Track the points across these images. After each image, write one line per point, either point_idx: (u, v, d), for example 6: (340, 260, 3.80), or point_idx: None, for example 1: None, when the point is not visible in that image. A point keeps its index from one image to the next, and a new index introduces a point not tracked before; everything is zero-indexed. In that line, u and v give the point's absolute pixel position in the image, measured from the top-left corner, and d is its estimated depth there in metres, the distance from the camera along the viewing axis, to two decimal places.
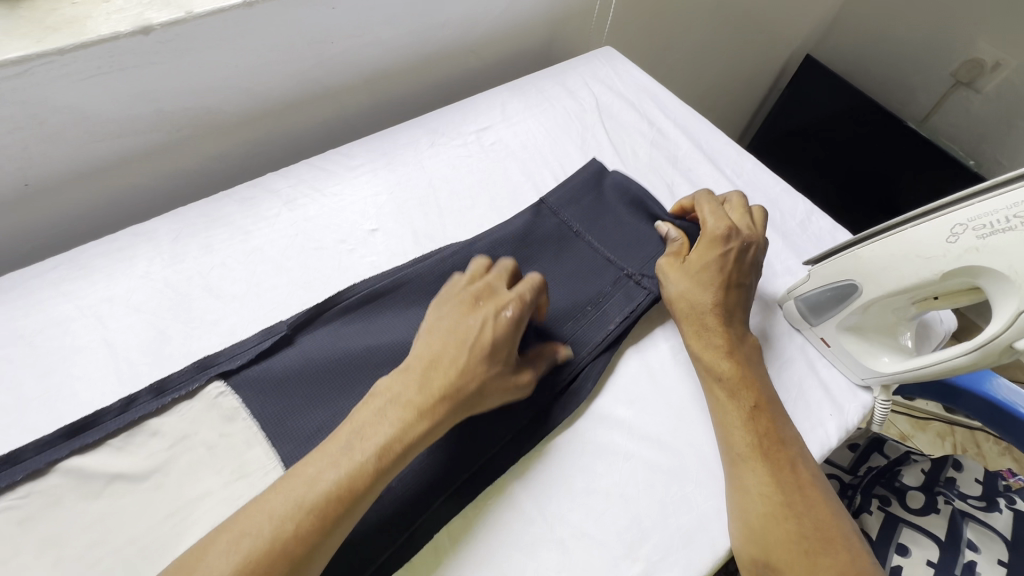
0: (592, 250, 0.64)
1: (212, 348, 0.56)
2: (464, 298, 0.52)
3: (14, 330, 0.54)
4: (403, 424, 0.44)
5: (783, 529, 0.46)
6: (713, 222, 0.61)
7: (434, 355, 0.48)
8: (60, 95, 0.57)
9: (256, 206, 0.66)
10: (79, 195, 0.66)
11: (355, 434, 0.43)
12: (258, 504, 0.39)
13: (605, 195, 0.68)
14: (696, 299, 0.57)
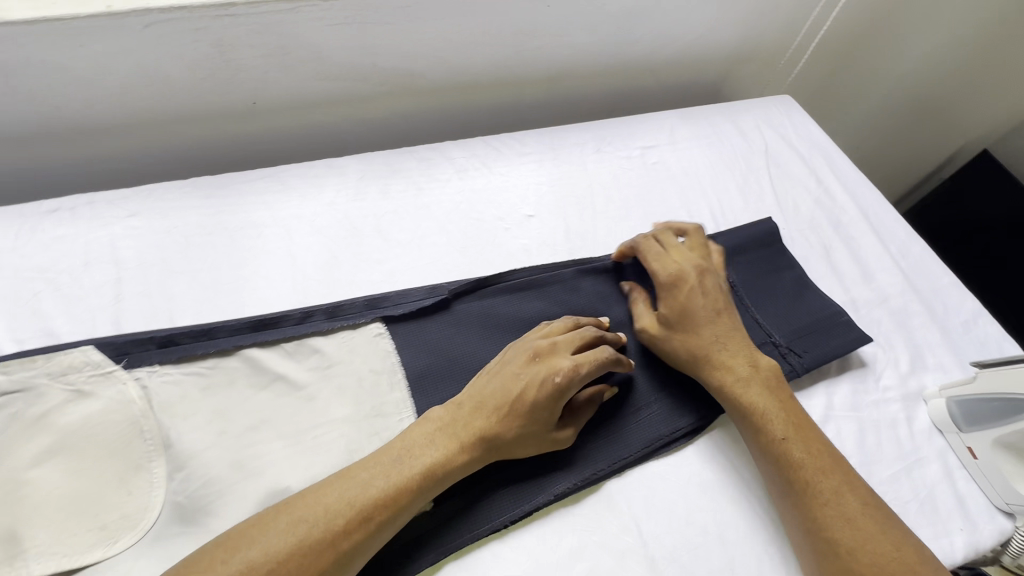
0: (742, 306, 0.64)
1: (373, 283, 0.61)
2: (522, 351, 0.52)
3: (223, 222, 0.63)
4: (446, 454, 0.47)
5: (854, 559, 0.45)
6: (686, 269, 0.60)
7: (484, 402, 0.50)
8: (309, 33, 0.65)
9: (432, 167, 0.71)
10: (288, 123, 0.74)
11: (404, 452, 0.46)
12: (322, 487, 0.43)
13: (765, 254, 0.68)
14: (706, 337, 0.56)
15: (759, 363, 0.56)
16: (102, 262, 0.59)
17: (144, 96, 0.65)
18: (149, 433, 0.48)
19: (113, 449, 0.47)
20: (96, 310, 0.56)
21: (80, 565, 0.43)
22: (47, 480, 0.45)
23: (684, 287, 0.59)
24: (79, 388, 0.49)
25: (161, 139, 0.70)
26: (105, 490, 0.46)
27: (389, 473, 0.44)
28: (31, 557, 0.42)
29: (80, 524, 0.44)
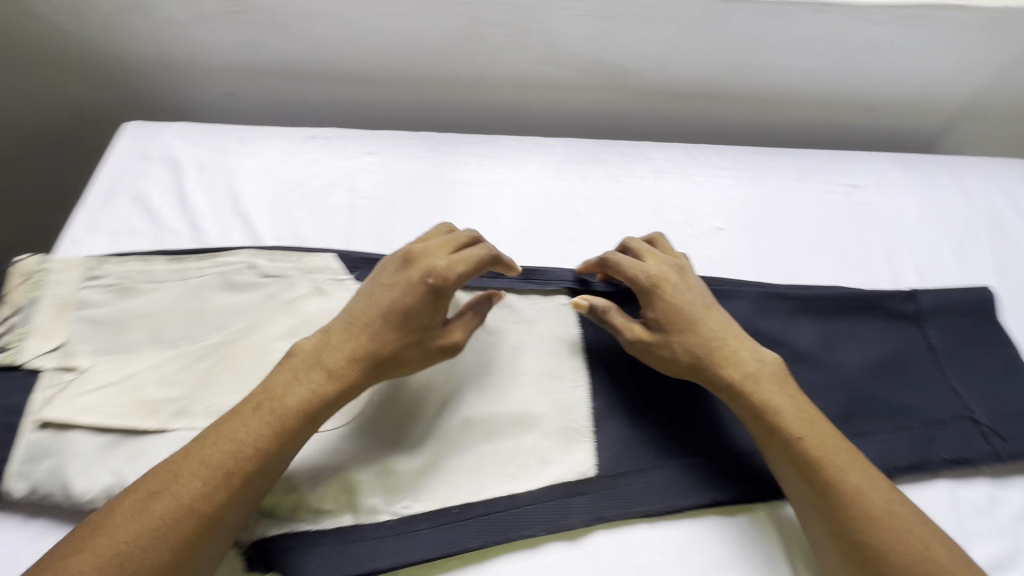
0: (940, 372, 0.60)
1: (562, 257, 0.65)
2: (394, 260, 0.52)
3: (441, 175, 0.70)
4: (313, 390, 0.46)
5: (891, 556, 0.43)
6: (665, 269, 0.55)
7: (377, 304, 0.49)
8: (553, 20, 0.70)
9: (630, 164, 0.74)
10: (503, 99, 0.81)
11: (264, 395, 0.45)
12: (209, 437, 0.43)
13: (976, 324, 0.62)
14: (710, 339, 0.52)
15: (764, 357, 0.52)
16: (343, 187, 0.68)
17: (400, 54, 0.74)
18: None
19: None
20: (334, 227, 0.65)
21: None
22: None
23: (668, 287, 0.54)
24: (320, 288, 0.58)
25: (398, 95, 0.80)
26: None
27: (296, 393, 0.46)
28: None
29: None
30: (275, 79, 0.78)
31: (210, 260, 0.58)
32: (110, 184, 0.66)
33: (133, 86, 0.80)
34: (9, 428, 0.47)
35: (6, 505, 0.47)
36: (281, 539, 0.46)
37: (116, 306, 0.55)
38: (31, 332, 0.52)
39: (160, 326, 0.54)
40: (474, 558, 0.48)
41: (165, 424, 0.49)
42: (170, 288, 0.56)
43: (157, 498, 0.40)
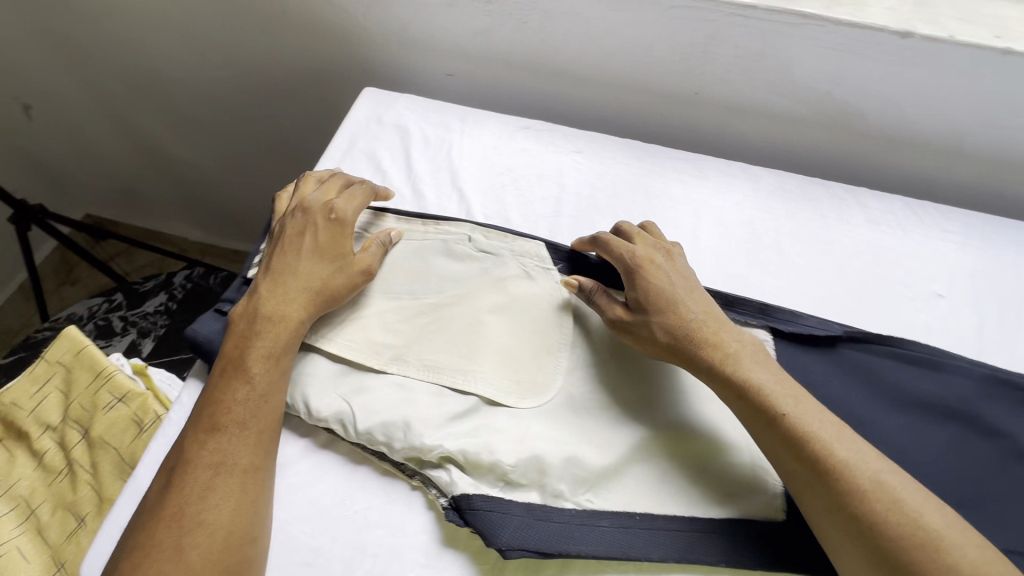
0: None
1: (762, 291, 0.63)
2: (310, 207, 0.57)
3: (645, 185, 0.71)
4: (284, 308, 0.51)
5: (892, 540, 0.40)
6: (651, 251, 0.55)
7: (290, 238, 0.55)
8: (795, 49, 0.69)
9: (843, 208, 0.70)
10: (711, 119, 0.80)
11: (247, 325, 0.51)
12: (218, 380, 0.48)
13: None
14: (691, 322, 0.51)
15: (747, 343, 0.51)
16: (550, 180, 0.71)
17: (624, 61, 0.76)
18: (565, 326, 0.56)
19: (540, 327, 0.56)
20: (540, 216, 0.67)
21: (500, 402, 0.51)
22: (494, 327, 0.55)
23: (652, 269, 0.54)
24: (528, 272, 0.60)
25: (606, 99, 0.82)
26: (527, 355, 0.54)
27: (278, 304, 0.52)
28: (473, 377, 0.52)
29: (505, 371, 0.53)
30: (496, 67, 0.82)
31: (434, 227, 0.62)
32: (349, 140, 0.74)
33: (368, 55, 0.88)
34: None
35: None
36: (478, 497, 0.47)
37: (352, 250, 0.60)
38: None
39: (386, 276, 0.59)
40: (653, 570, 0.47)
41: (386, 366, 0.53)
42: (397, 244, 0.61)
43: (231, 408, 0.47)
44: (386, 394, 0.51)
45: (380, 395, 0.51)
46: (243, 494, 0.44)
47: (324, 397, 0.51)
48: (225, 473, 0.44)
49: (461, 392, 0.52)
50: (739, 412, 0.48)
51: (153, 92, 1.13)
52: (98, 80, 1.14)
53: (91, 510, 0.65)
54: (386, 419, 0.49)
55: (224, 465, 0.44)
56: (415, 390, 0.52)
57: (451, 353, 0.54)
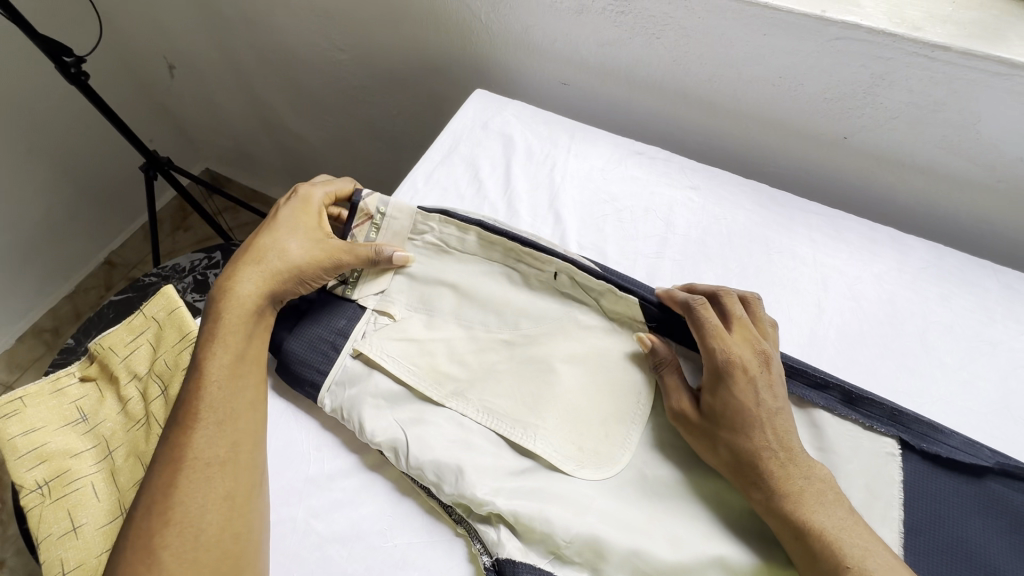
0: None
1: (894, 389, 0.52)
2: (303, 202, 0.56)
3: (767, 237, 0.62)
4: (252, 292, 0.50)
5: None
6: (745, 355, 0.46)
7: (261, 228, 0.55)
8: (986, 102, 0.57)
9: (1017, 304, 0.57)
10: (856, 168, 0.69)
11: (209, 315, 0.50)
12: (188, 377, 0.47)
13: None
14: (757, 439, 0.43)
15: (823, 478, 0.42)
16: (656, 215, 0.64)
17: (763, 93, 0.67)
18: (642, 391, 0.50)
19: (617, 391, 0.50)
20: (639, 255, 0.61)
21: (558, 467, 0.47)
22: (567, 380, 0.50)
23: (742, 380, 0.45)
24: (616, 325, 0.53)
25: (733, 129, 0.73)
26: (597, 419, 0.49)
27: (241, 286, 0.50)
28: (532, 434, 0.48)
29: (568, 433, 0.48)
30: (615, 81, 0.76)
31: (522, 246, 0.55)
32: (450, 143, 0.71)
33: (483, 53, 0.85)
34: (334, 347, 0.53)
35: (310, 405, 0.53)
36: (524, 565, 0.42)
37: (431, 264, 0.56)
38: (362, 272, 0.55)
39: (461, 301, 0.55)
40: None
41: (444, 400, 0.50)
42: (476, 265, 0.56)
43: (197, 393, 0.45)
44: (442, 430, 0.48)
45: (435, 429, 0.48)
46: (218, 485, 0.42)
47: (380, 421, 0.49)
48: (189, 467, 0.42)
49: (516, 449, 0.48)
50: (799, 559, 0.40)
51: (278, 66, 1.18)
52: (233, 49, 1.21)
53: None
54: (437, 458, 0.46)
55: (188, 457, 0.42)
56: (472, 432, 0.48)
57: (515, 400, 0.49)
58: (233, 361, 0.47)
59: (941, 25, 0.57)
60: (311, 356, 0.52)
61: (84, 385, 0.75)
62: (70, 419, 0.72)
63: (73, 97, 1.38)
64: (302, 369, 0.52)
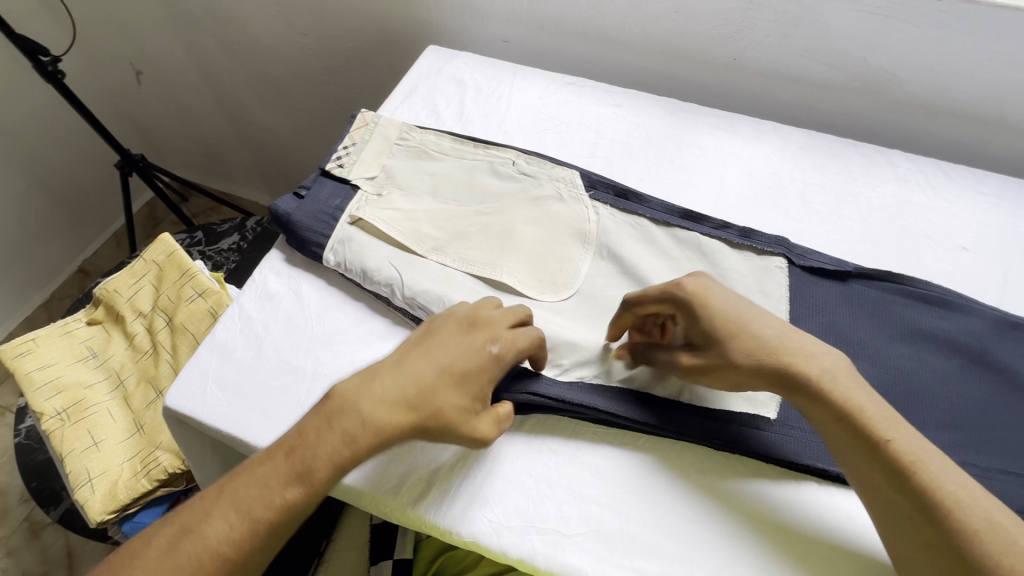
0: None
1: (783, 232, 0.66)
2: (478, 347, 0.48)
3: (678, 136, 0.76)
4: (401, 416, 0.44)
5: (874, 449, 0.43)
6: (699, 279, 0.52)
7: (429, 364, 0.46)
8: (830, 13, 0.72)
9: (872, 166, 0.72)
10: (747, 84, 0.84)
11: (366, 420, 0.43)
12: (361, 391, 0.45)
13: None
14: (765, 346, 0.48)
15: (831, 352, 0.48)
16: (588, 127, 0.77)
17: (666, 26, 0.81)
18: (587, 236, 0.65)
19: (565, 232, 0.65)
20: (577, 156, 0.74)
21: (522, 292, 0.60)
22: (524, 234, 0.64)
23: (709, 295, 0.50)
24: (562, 196, 0.67)
25: (648, 64, 0.87)
26: (550, 261, 0.63)
27: (412, 379, 0.45)
28: (503, 271, 0.61)
29: (530, 272, 0.62)
30: (548, 33, 0.90)
31: (483, 150, 0.71)
32: (411, 86, 0.83)
33: (433, 22, 0.98)
34: (333, 217, 0.63)
35: (307, 285, 0.62)
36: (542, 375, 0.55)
37: (413, 161, 0.70)
38: (359, 160, 0.68)
39: (438, 184, 0.68)
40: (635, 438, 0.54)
41: (427, 254, 0.62)
42: (452, 160, 0.70)
43: (339, 442, 0.43)
44: (428, 271, 0.60)
45: (423, 271, 0.60)
46: (278, 540, 0.42)
47: (376, 264, 0.60)
48: (278, 515, 0.41)
49: (491, 284, 0.61)
50: (830, 433, 0.45)
51: (244, 59, 1.27)
52: (201, 49, 1.31)
53: (166, 383, 0.75)
54: (426, 290, 0.58)
55: (288, 505, 0.42)
56: (452, 273, 0.61)
57: (489, 253, 0.63)
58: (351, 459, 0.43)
59: None
60: (316, 225, 0.63)
61: (92, 327, 0.83)
62: (81, 356, 0.79)
63: (42, 107, 1.44)
64: (307, 234, 0.63)
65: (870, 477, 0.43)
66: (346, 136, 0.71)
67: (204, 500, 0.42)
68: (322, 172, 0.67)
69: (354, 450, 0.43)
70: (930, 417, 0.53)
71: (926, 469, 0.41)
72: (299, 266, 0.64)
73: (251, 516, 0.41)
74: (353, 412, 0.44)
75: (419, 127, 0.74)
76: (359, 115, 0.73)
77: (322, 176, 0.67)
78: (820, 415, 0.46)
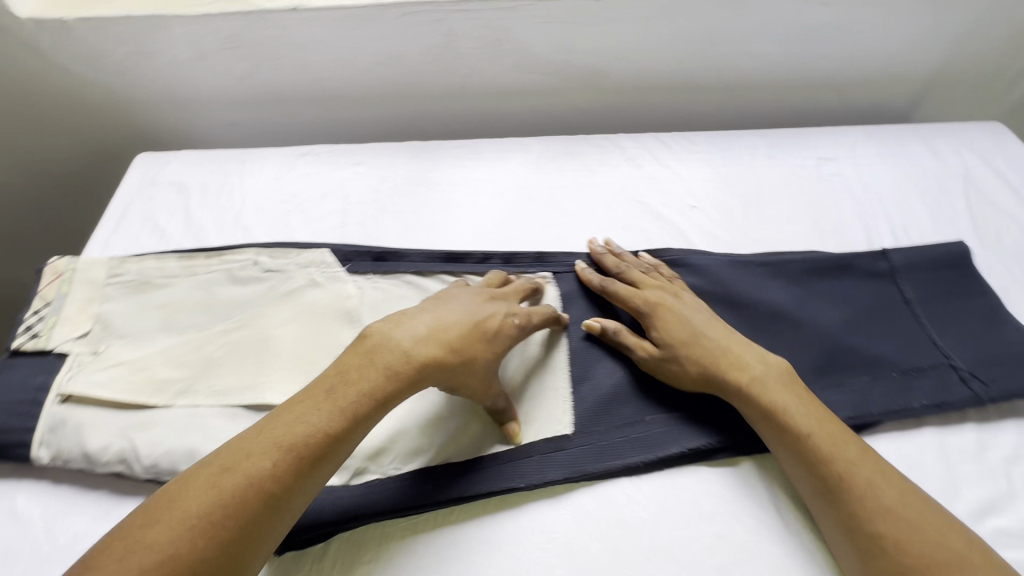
0: (919, 326, 0.60)
1: (543, 243, 0.68)
2: (480, 294, 0.55)
3: (426, 177, 0.75)
4: (392, 372, 0.45)
5: (817, 472, 0.47)
6: (659, 293, 0.59)
7: (421, 319, 0.49)
8: (520, 29, 0.75)
9: (604, 153, 0.77)
10: (483, 106, 0.86)
11: (350, 374, 0.45)
12: (349, 357, 0.46)
13: (956, 279, 0.63)
14: (714, 361, 0.54)
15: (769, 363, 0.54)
16: (335, 195, 0.73)
17: (384, 73, 0.80)
18: (353, 314, 0.60)
19: (328, 318, 0.60)
20: (329, 230, 0.69)
21: None
22: (283, 337, 0.58)
23: (666, 308, 0.58)
24: (316, 280, 0.63)
25: (389, 112, 0.86)
26: (319, 356, 0.57)
27: (398, 336, 0.47)
28: (266, 388, 0.55)
29: (299, 376, 0.56)
30: (273, 106, 0.84)
31: (217, 259, 0.64)
32: (125, 206, 0.72)
33: (152, 123, 0.88)
34: (35, 402, 0.53)
35: (28, 495, 0.51)
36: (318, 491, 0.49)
37: (133, 297, 0.61)
38: (61, 321, 0.58)
39: (172, 314, 0.60)
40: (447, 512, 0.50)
41: (172, 402, 0.53)
42: (181, 281, 0.62)
43: (332, 409, 0.43)
44: (175, 423, 0.52)
45: (168, 426, 0.52)
46: (259, 532, 0.38)
47: (105, 441, 0.50)
48: (263, 488, 0.39)
49: (255, 408, 0.54)
50: (783, 455, 0.50)
51: None
52: None
53: None
54: (173, 449, 0.50)
55: (280, 473, 0.40)
56: (206, 413, 0.53)
57: (247, 373, 0.56)
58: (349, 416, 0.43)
59: None
60: (15, 420, 0.52)
61: None
62: None
63: None
64: (5, 437, 0.51)
65: (815, 495, 0.48)
66: (38, 297, 0.60)
67: (166, 504, 0.37)
68: (12, 352, 0.56)
69: (347, 406, 0.43)
70: None
71: (862, 491, 0.45)
72: (13, 475, 0.52)
73: (223, 503, 0.37)
74: (338, 376, 0.44)
75: (135, 254, 0.65)
76: (49, 267, 0.62)
77: (14, 357, 0.56)
78: (766, 431, 0.51)
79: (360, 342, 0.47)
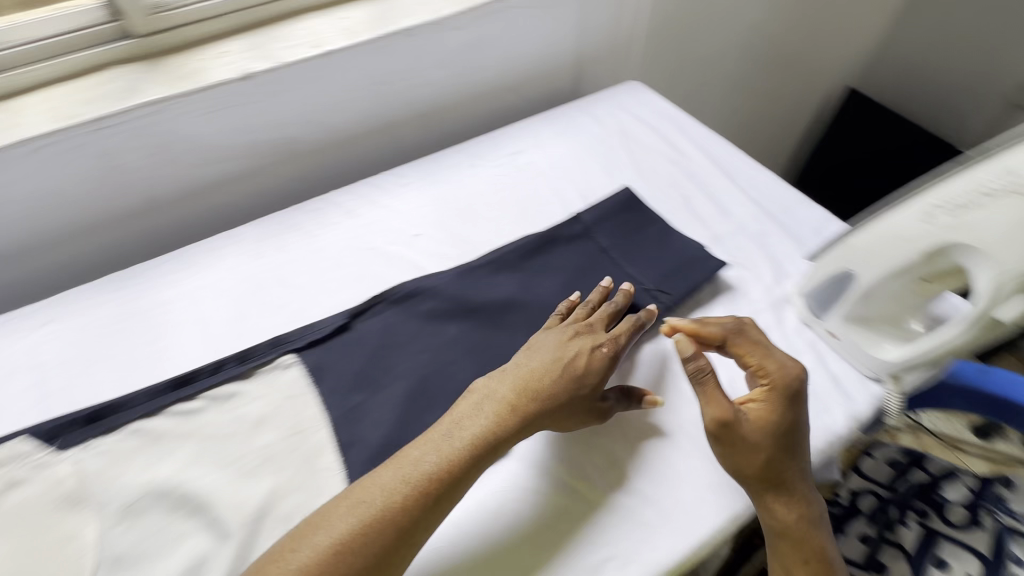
0: (616, 266, 0.70)
1: (280, 326, 0.66)
2: (566, 330, 0.59)
3: (134, 307, 0.68)
4: (402, 493, 0.46)
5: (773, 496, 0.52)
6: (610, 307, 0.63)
7: (482, 401, 0.53)
8: (179, 126, 0.72)
9: (321, 215, 0.78)
10: (193, 208, 0.81)
11: (350, 500, 0.46)
12: (338, 500, 0.46)
13: (632, 216, 0.76)
14: (605, 368, 0.57)
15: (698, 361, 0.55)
16: (23, 368, 0.63)
17: (47, 215, 0.71)
18: (77, 495, 0.51)
19: (43, 513, 0.50)
20: (26, 410, 0.60)
21: None
22: None
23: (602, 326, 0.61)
24: (13, 476, 0.52)
25: (79, 250, 0.77)
26: (43, 563, 0.48)
27: (428, 451, 0.49)
28: None
29: None
30: None
31: None
32: None
33: None
34: None
35: None
36: None
37: None
38: None
39: None
40: None
41: None
42: None
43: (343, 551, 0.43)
44: None
45: None
46: None
47: None
48: None
49: None
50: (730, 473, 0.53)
51: None
52: None
53: None
54: None
55: None
56: None
57: None
58: (373, 545, 0.44)
59: (98, 102, 0.68)
60: None
61: None
62: None
63: None
64: None
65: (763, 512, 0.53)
66: None
67: None
68: None
69: (372, 542, 0.44)
70: (454, 388, 0.61)
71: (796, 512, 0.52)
72: None
73: None
74: (341, 514, 0.45)
75: None
76: None
77: None
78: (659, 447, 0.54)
79: (416, 464, 0.48)
